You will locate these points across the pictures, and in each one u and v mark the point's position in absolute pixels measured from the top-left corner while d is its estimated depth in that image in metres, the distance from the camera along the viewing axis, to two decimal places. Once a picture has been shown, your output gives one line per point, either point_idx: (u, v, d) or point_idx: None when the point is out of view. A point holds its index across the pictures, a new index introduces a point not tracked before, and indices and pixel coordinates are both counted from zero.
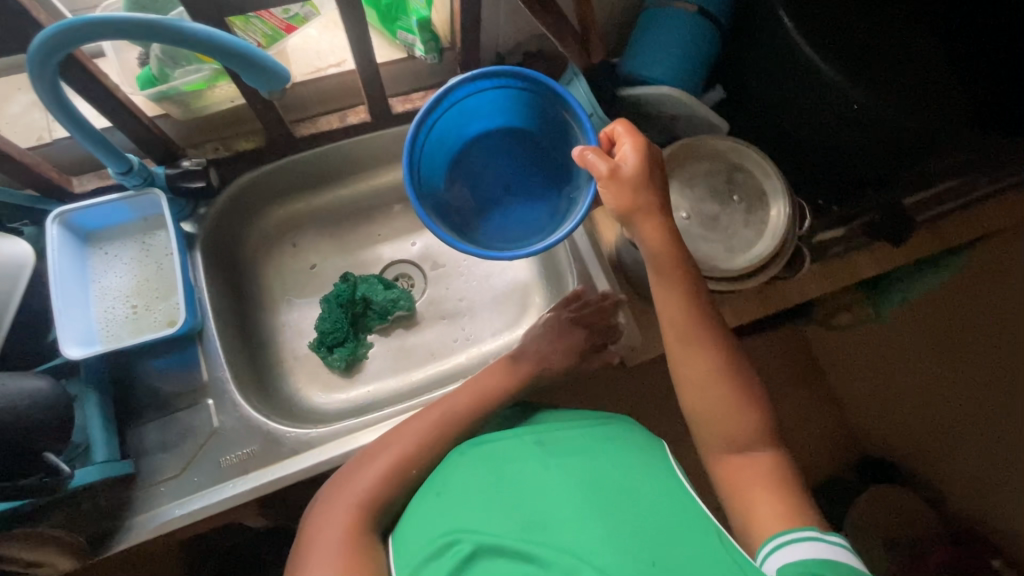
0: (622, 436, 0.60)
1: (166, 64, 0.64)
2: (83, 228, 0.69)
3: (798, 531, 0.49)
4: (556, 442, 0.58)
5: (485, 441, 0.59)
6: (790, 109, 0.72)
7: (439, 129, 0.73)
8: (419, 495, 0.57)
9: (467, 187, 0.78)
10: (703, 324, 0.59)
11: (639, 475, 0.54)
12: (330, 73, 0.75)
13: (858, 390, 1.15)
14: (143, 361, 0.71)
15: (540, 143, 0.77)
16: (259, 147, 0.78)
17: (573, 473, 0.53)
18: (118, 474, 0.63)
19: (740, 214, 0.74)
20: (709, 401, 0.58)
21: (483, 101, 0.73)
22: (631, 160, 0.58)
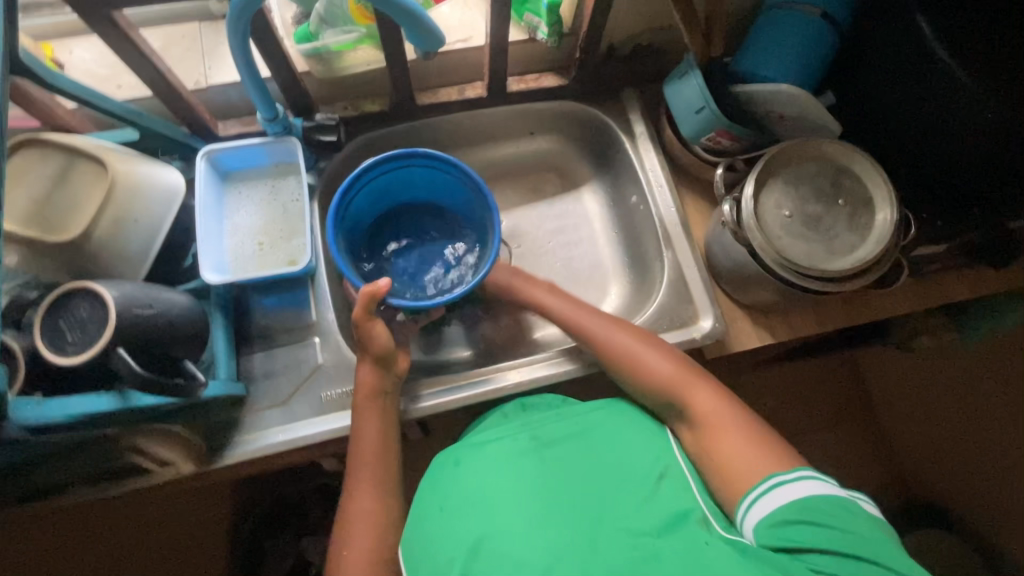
0: (618, 418, 0.65)
1: (323, 24, 0.71)
2: (224, 167, 0.76)
3: (774, 476, 0.56)
4: (550, 435, 0.64)
5: (471, 443, 0.65)
6: (914, 116, 0.71)
7: (370, 191, 0.79)
8: (430, 491, 0.62)
9: (382, 242, 0.85)
10: (627, 333, 0.72)
11: (640, 473, 0.59)
12: (456, 47, 0.79)
13: (902, 421, 1.12)
14: (258, 296, 0.78)
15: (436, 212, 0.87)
16: (382, 110, 0.82)
17: (572, 472, 0.59)
18: (235, 393, 0.69)
19: (843, 218, 0.74)
20: (681, 384, 0.67)
21: (412, 174, 0.81)
22: (524, 249, 0.83)
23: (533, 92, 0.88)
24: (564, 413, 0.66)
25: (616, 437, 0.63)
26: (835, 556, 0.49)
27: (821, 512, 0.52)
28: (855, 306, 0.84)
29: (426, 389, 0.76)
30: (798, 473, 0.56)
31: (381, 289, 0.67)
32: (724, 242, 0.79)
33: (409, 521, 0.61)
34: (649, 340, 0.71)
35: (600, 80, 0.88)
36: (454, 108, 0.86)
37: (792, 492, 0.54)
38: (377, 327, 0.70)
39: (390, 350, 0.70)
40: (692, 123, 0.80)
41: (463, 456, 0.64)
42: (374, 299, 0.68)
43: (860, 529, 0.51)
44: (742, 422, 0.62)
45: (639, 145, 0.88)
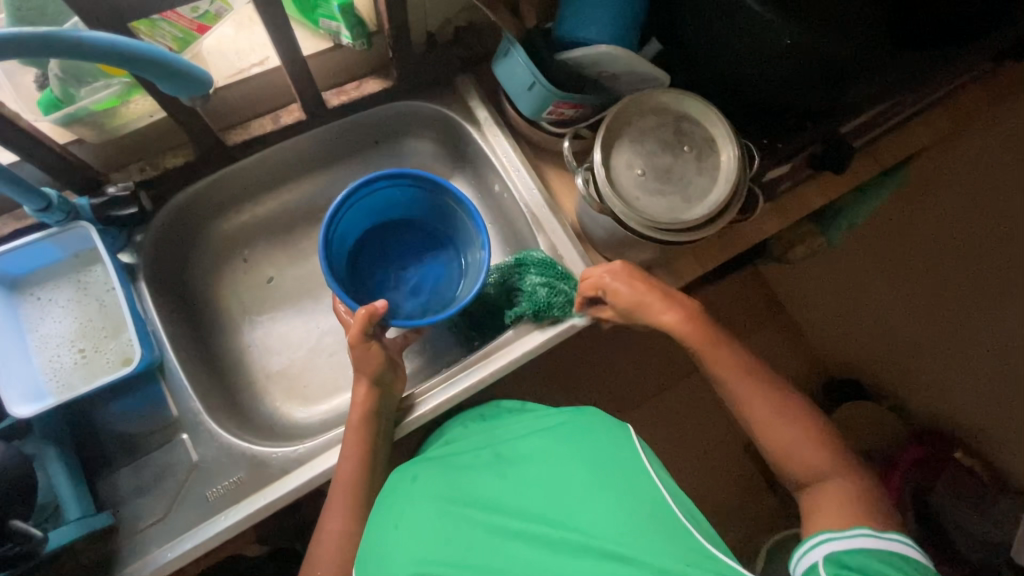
0: (587, 421, 0.58)
1: (69, 83, 0.59)
2: (8, 276, 0.64)
3: (850, 531, 0.52)
4: (512, 446, 0.58)
5: (432, 463, 0.61)
6: (724, 53, 0.73)
7: (342, 227, 0.78)
8: (378, 518, 0.56)
9: (370, 256, 0.85)
10: (769, 397, 0.62)
11: (603, 456, 0.52)
12: (253, 73, 0.70)
13: (821, 324, 1.19)
14: (102, 405, 0.68)
15: (412, 225, 0.86)
16: (190, 161, 0.73)
17: (526, 471, 0.53)
18: (98, 527, 0.60)
19: (692, 163, 0.75)
20: (777, 420, 0.61)
21: (376, 198, 0.79)
22: (622, 292, 0.67)
23: (359, 102, 0.81)
24: (539, 425, 0.60)
25: (583, 426, 0.56)
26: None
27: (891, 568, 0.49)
28: (729, 239, 0.86)
29: (418, 397, 0.73)
30: (890, 536, 0.51)
31: (378, 309, 0.66)
32: (590, 214, 0.77)
33: (360, 547, 0.54)
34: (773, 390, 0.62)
35: (428, 72, 0.82)
36: (275, 139, 0.77)
37: (873, 543, 0.50)
38: (374, 347, 0.68)
39: (387, 368, 0.69)
40: (528, 100, 0.76)
41: (422, 472, 0.59)
42: (369, 319, 0.67)
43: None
44: (858, 488, 0.56)
45: (486, 132, 0.83)
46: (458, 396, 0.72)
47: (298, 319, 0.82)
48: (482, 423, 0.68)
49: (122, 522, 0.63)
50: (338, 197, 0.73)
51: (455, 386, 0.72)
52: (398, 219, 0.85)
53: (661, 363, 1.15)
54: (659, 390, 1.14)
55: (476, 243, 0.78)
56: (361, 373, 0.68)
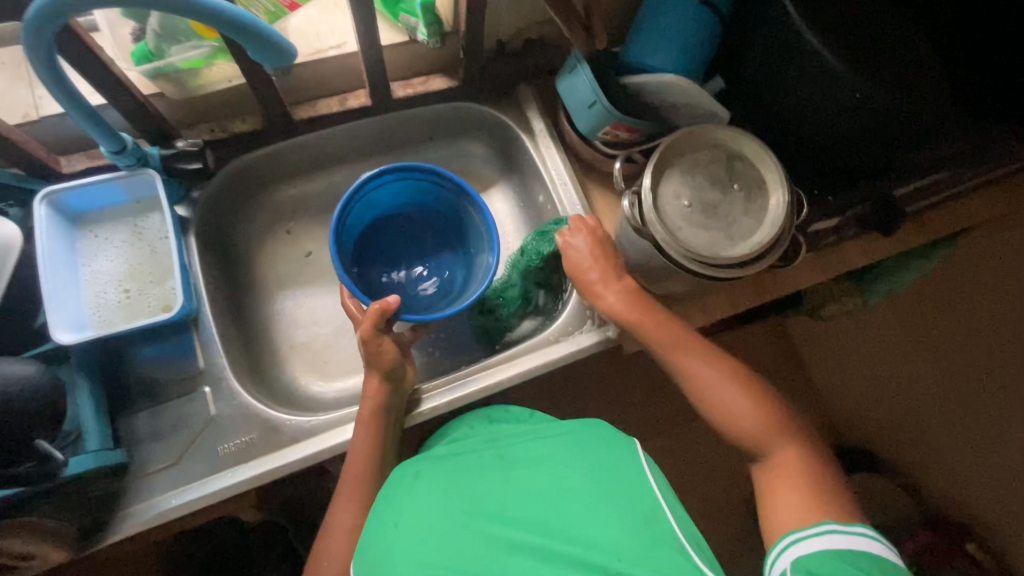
0: (602, 437, 0.58)
1: (164, 40, 0.62)
2: (73, 210, 0.67)
3: (819, 526, 0.51)
4: (515, 453, 0.57)
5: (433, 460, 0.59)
6: (785, 97, 0.74)
7: (354, 218, 0.80)
8: (378, 513, 0.54)
9: (382, 249, 0.87)
10: (717, 370, 0.64)
11: (616, 479, 0.52)
12: (330, 55, 0.73)
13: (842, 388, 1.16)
14: (134, 348, 0.70)
15: (420, 216, 0.87)
16: (256, 130, 0.75)
17: (534, 480, 0.52)
18: (112, 462, 0.61)
19: (740, 203, 0.75)
20: (727, 397, 0.62)
21: (384, 190, 0.81)
22: (579, 238, 0.73)
23: (424, 97, 0.83)
24: (549, 433, 0.59)
25: (587, 443, 0.56)
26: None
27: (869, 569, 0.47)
28: (764, 284, 0.86)
29: (426, 392, 0.74)
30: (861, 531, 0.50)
31: (390, 306, 0.67)
32: (631, 237, 0.78)
33: (362, 541, 0.52)
34: (726, 369, 0.64)
35: (492, 78, 0.85)
36: (339, 120, 0.79)
37: (843, 542, 0.49)
38: (386, 345, 0.68)
39: (400, 363, 0.69)
40: (587, 119, 0.77)
41: (424, 471, 0.58)
42: (382, 315, 0.67)
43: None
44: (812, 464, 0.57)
45: (540, 143, 0.85)
46: (475, 395, 0.73)
47: (330, 297, 0.84)
48: (486, 426, 0.68)
49: (134, 462, 0.65)
50: (347, 191, 0.75)
51: (469, 385, 0.73)
52: (407, 211, 0.87)
53: (674, 399, 1.14)
54: (670, 426, 1.12)
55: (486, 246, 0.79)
56: (372, 365, 0.68)
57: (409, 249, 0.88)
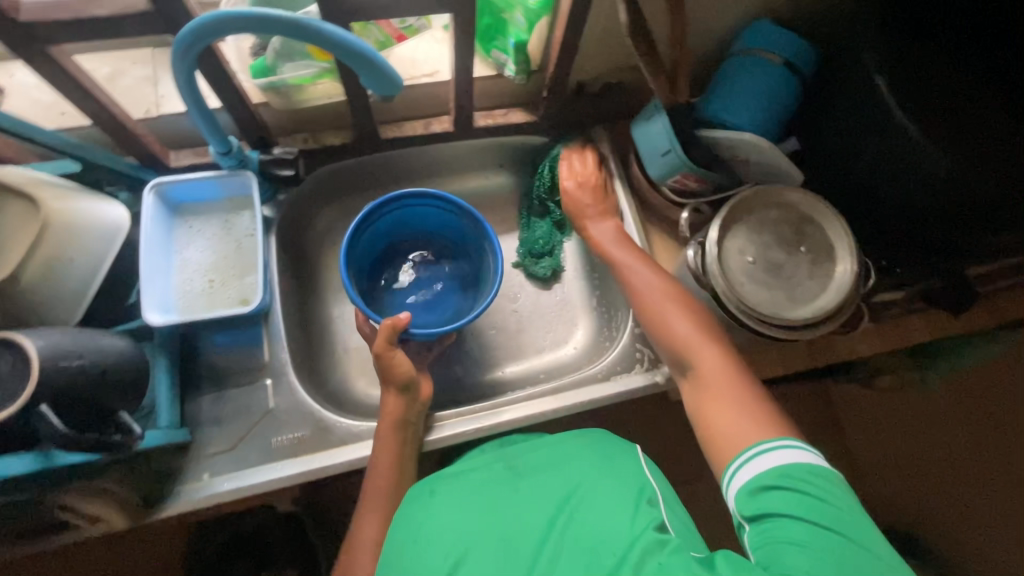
0: (602, 447, 0.63)
1: (281, 58, 0.68)
2: (175, 201, 0.73)
3: (761, 443, 0.54)
4: (527, 464, 0.62)
5: (445, 475, 0.62)
6: (860, 163, 0.74)
7: (367, 242, 0.80)
8: (399, 527, 0.57)
9: (394, 258, 0.86)
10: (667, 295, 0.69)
11: (618, 481, 0.57)
12: (422, 82, 0.77)
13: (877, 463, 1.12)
14: (208, 335, 0.74)
15: (432, 242, 0.87)
16: (345, 143, 0.80)
17: (545, 487, 0.57)
18: (177, 440, 0.65)
19: (805, 265, 0.74)
20: (664, 312, 0.67)
21: (401, 215, 0.82)
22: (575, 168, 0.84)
23: (502, 127, 0.86)
24: (554, 444, 0.64)
25: (592, 456, 0.60)
26: (825, 542, 0.46)
27: (797, 482, 0.50)
28: (816, 348, 0.85)
29: (445, 419, 0.75)
30: (786, 443, 0.53)
31: (401, 322, 0.68)
32: (689, 286, 0.78)
33: (384, 552, 0.55)
34: (668, 288, 0.69)
35: (569, 116, 0.88)
36: (420, 142, 0.84)
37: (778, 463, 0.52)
38: (399, 359, 0.70)
39: (413, 379, 0.71)
40: (658, 166, 0.79)
41: (440, 487, 0.60)
42: (394, 332, 0.68)
43: (862, 525, 0.48)
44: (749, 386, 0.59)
45: (607, 182, 0.87)
46: (518, 422, 0.75)
47: None
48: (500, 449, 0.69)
49: (194, 442, 0.68)
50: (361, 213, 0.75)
51: (514, 412, 0.75)
52: (421, 238, 0.87)
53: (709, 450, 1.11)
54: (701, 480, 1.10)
55: (491, 272, 0.78)
56: (387, 382, 0.70)
57: (422, 275, 0.87)
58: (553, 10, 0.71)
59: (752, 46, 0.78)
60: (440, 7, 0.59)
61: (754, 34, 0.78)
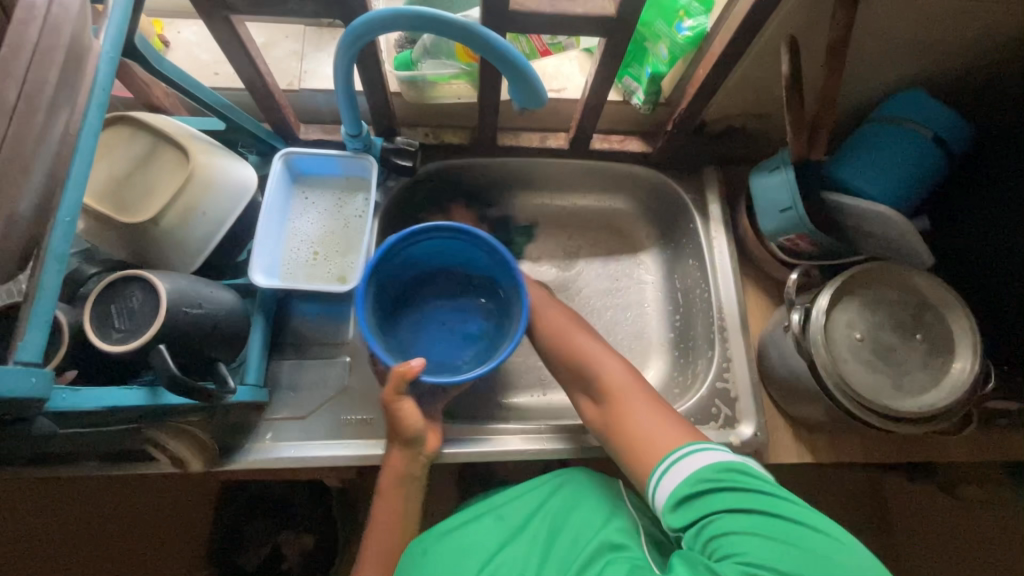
0: (581, 479, 0.65)
1: (425, 54, 0.71)
2: (296, 171, 0.76)
3: (681, 448, 0.56)
4: (512, 513, 0.63)
5: (436, 531, 0.63)
6: (1002, 210, 0.72)
7: (389, 273, 0.75)
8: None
9: (423, 286, 0.82)
10: (563, 310, 0.75)
11: (595, 512, 0.60)
12: (549, 96, 0.78)
13: None
14: (299, 304, 0.77)
15: (462, 276, 0.82)
16: (462, 143, 0.83)
17: (533, 531, 0.60)
18: (258, 399, 0.68)
19: (918, 354, 0.69)
20: (557, 330, 0.72)
21: (425, 247, 0.77)
22: None
23: (614, 153, 0.85)
24: (523, 489, 0.66)
25: (562, 484, 0.64)
26: (758, 525, 0.48)
27: (717, 481, 0.52)
28: (906, 441, 0.79)
29: (477, 435, 0.73)
30: (693, 447, 0.56)
31: (413, 371, 0.63)
32: (783, 350, 0.74)
33: None
34: (562, 307, 0.76)
35: (684, 152, 0.86)
36: (534, 153, 0.84)
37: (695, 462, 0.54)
38: (407, 407, 0.66)
39: (420, 432, 0.66)
40: (773, 222, 0.75)
41: (432, 546, 0.61)
42: (403, 381, 0.64)
43: (792, 503, 0.50)
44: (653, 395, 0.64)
45: (711, 225, 0.84)
46: (579, 451, 0.73)
47: None
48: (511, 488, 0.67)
49: (271, 403, 0.71)
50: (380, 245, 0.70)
51: (577, 441, 0.73)
52: (454, 270, 0.82)
53: None
54: None
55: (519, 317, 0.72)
56: (396, 434, 0.66)
57: (452, 312, 0.81)
58: (699, 48, 0.70)
59: (898, 114, 0.73)
60: (598, 29, 0.59)
61: (903, 102, 0.73)
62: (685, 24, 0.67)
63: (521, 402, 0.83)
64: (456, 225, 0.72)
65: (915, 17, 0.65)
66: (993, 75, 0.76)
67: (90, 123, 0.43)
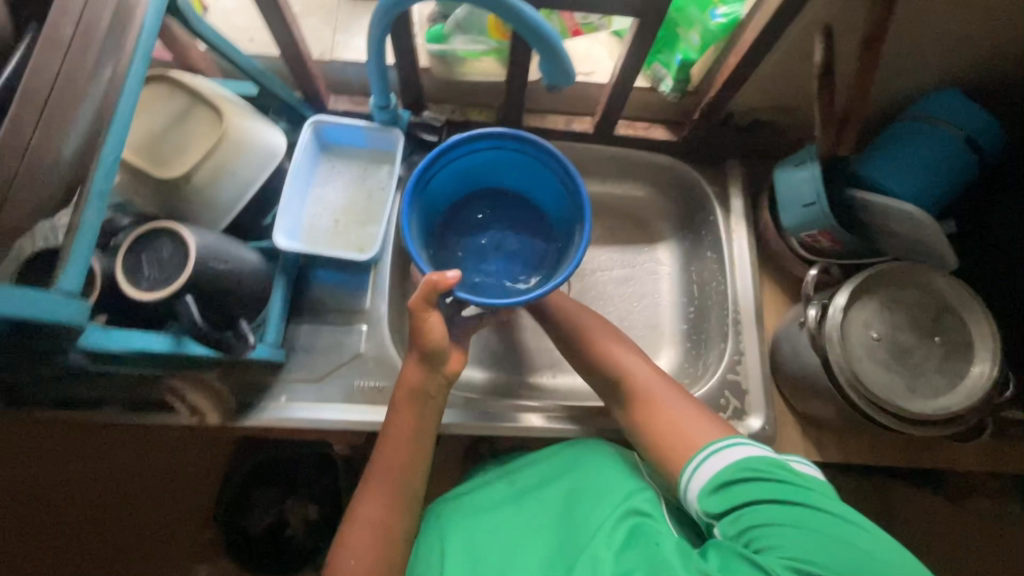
0: (593, 449, 0.66)
1: (457, 30, 0.72)
2: (324, 139, 0.77)
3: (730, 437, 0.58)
4: (528, 479, 0.66)
5: (455, 493, 0.68)
6: None
7: (438, 184, 0.73)
8: (424, 539, 0.66)
9: (475, 206, 0.80)
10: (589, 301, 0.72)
11: (617, 486, 0.62)
12: (577, 80, 0.79)
13: None
14: (318, 271, 0.78)
15: (513, 198, 0.80)
16: (488, 122, 0.83)
17: (549, 498, 0.64)
18: (275, 359, 0.69)
19: (935, 358, 0.69)
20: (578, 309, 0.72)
21: (477, 161, 0.74)
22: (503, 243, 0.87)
23: (639, 140, 0.85)
24: (535, 457, 0.68)
25: (584, 454, 0.66)
26: (796, 519, 0.51)
27: (753, 472, 0.54)
28: (916, 447, 0.78)
29: (487, 409, 0.74)
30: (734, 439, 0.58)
31: (446, 281, 0.59)
32: (797, 345, 0.74)
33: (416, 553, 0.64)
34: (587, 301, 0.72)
35: (709, 143, 0.85)
36: (559, 137, 0.85)
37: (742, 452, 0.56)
38: (432, 319, 0.63)
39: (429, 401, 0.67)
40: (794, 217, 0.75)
41: (452, 506, 0.66)
42: (435, 291, 0.60)
43: (827, 497, 0.52)
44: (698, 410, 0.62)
45: (731, 217, 0.84)
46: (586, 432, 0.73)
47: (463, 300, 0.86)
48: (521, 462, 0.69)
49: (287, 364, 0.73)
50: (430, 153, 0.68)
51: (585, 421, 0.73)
52: (505, 188, 0.80)
53: None
54: None
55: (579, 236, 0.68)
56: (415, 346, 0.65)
57: (498, 233, 0.80)
58: (732, 36, 0.70)
59: (932, 112, 0.72)
60: (631, 10, 0.60)
61: (938, 100, 0.72)
62: (720, 11, 0.67)
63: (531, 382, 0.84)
64: (513, 132, 0.69)
65: (953, 13, 0.64)
66: None
67: (135, 71, 0.45)
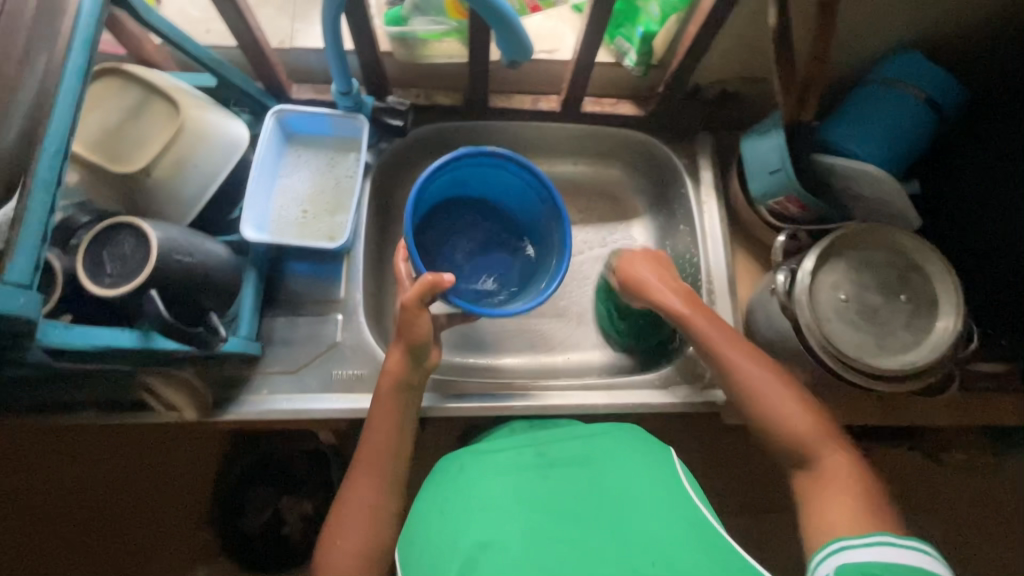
0: (614, 439, 0.61)
1: (416, 11, 0.72)
2: (289, 129, 0.76)
3: (864, 535, 0.51)
4: (561, 451, 0.60)
5: (473, 451, 0.63)
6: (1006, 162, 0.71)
7: (429, 191, 0.74)
8: (428, 501, 0.60)
9: (453, 211, 0.81)
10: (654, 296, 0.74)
11: (639, 477, 0.57)
12: (541, 58, 0.78)
13: None
14: (291, 263, 0.78)
15: (491, 208, 0.83)
16: (454, 105, 0.83)
17: (579, 474, 0.57)
18: (250, 352, 0.69)
19: (902, 315, 0.70)
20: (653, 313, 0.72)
21: (468, 173, 0.76)
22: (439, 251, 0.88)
23: (607, 116, 0.85)
24: (568, 433, 0.63)
25: (608, 445, 0.60)
26: None
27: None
28: (890, 405, 0.80)
29: (467, 391, 0.74)
30: (875, 539, 0.50)
31: (442, 283, 0.63)
32: (770, 311, 0.75)
33: (413, 521, 0.59)
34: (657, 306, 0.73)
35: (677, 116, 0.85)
36: (527, 117, 0.84)
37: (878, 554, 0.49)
38: (422, 318, 0.65)
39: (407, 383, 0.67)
40: (762, 185, 0.75)
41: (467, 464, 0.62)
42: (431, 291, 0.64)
43: None
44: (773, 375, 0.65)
45: (702, 188, 0.84)
46: (566, 407, 0.74)
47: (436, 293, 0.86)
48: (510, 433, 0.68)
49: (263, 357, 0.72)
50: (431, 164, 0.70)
51: (565, 397, 0.74)
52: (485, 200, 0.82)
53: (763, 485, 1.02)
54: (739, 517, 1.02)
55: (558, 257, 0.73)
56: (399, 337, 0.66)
57: (473, 240, 0.82)
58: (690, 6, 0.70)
59: (892, 76, 0.73)
60: None
61: (897, 63, 0.73)
62: None
63: (512, 363, 0.84)
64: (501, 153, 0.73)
65: None
66: (985, 36, 0.75)
67: (75, 62, 0.44)
